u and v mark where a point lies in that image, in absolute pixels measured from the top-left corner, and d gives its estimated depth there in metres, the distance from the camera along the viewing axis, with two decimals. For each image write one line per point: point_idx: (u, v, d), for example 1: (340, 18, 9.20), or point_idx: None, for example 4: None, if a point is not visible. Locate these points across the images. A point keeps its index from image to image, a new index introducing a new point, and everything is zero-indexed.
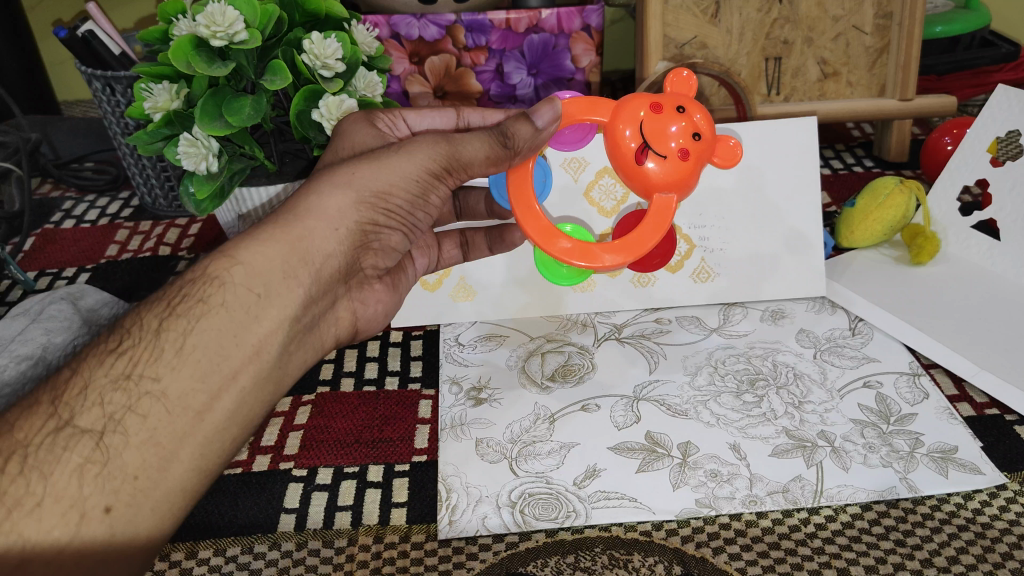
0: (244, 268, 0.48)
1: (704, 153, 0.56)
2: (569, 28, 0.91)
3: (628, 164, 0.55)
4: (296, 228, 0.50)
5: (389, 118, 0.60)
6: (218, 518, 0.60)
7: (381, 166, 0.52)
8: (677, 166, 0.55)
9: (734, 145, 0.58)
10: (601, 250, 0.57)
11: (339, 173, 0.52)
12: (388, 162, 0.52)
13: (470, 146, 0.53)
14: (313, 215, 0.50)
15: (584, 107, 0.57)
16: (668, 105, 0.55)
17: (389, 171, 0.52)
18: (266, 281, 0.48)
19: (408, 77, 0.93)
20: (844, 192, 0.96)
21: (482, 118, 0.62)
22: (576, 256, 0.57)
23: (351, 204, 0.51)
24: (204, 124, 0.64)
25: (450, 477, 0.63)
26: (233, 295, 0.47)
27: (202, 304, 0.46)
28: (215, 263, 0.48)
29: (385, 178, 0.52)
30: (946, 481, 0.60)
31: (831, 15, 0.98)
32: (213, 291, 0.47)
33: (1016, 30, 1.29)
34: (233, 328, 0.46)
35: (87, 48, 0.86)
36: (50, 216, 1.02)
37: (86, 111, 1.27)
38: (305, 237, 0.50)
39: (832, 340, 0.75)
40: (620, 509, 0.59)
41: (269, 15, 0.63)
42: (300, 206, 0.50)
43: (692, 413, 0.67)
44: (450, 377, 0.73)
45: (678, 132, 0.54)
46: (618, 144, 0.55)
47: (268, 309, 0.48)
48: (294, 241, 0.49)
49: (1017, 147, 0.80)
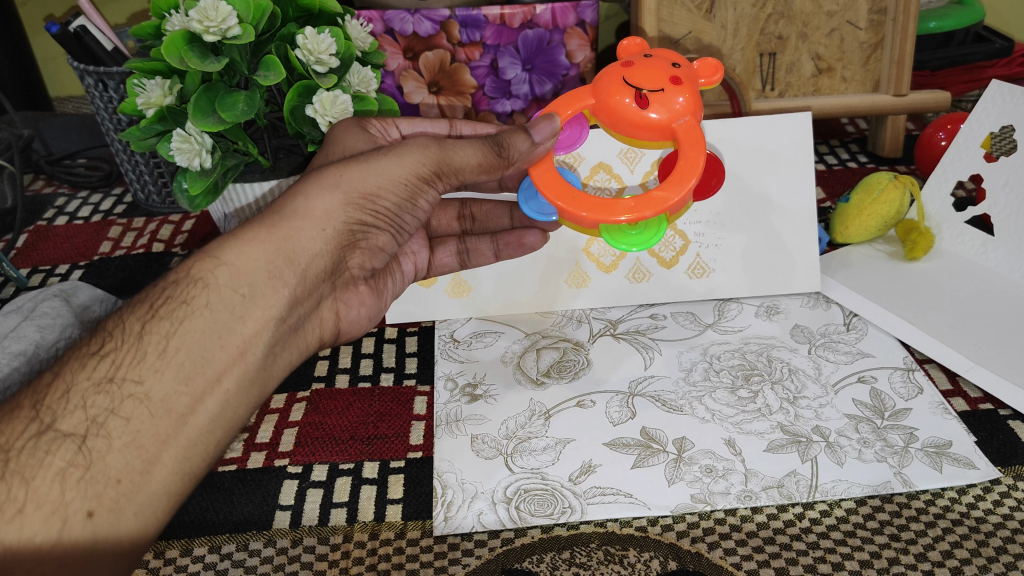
0: (228, 269, 0.48)
1: (692, 76, 0.58)
2: (563, 24, 0.91)
3: (638, 114, 0.57)
4: (282, 228, 0.50)
5: (382, 124, 0.63)
6: (214, 514, 0.60)
7: (369, 168, 0.54)
8: (676, 91, 0.56)
9: (712, 64, 0.61)
10: (663, 193, 0.56)
11: (330, 173, 0.53)
12: (377, 165, 0.54)
13: (461, 151, 0.55)
14: (299, 215, 0.51)
15: (566, 103, 0.59)
16: (637, 61, 0.59)
17: (377, 173, 0.54)
18: (251, 281, 0.49)
19: (402, 73, 0.93)
20: (838, 187, 0.96)
21: (472, 130, 0.68)
22: (643, 209, 0.55)
23: (340, 205, 0.53)
24: (197, 120, 0.63)
25: (445, 473, 0.63)
26: (218, 296, 0.47)
27: (186, 306, 0.46)
28: (199, 265, 0.48)
29: (374, 180, 0.54)
30: (939, 476, 0.60)
31: (825, 10, 0.98)
32: (197, 292, 0.47)
33: (1009, 25, 1.29)
34: (217, 329, 0.47)
35: (79, 43, 0.85)
36: (43, 213, 1.01)
37: (78, 107, 1.26)
38: (290, 236, 0.51)
39: (826, 335, 0.75)
40: (615, 505, 0.59)
41: (262, 10, 0.63)
42: (287, 207, 0.51)
43: (687, 408, 0.67)
44: (445, 373, 0.72)
45: (659, 76, 0.57)
46: (618, 107, 0.57)
47: (254, 310, 0.48)
48: (280, 241, 0.50)
49: (1010, 143, 0.79)
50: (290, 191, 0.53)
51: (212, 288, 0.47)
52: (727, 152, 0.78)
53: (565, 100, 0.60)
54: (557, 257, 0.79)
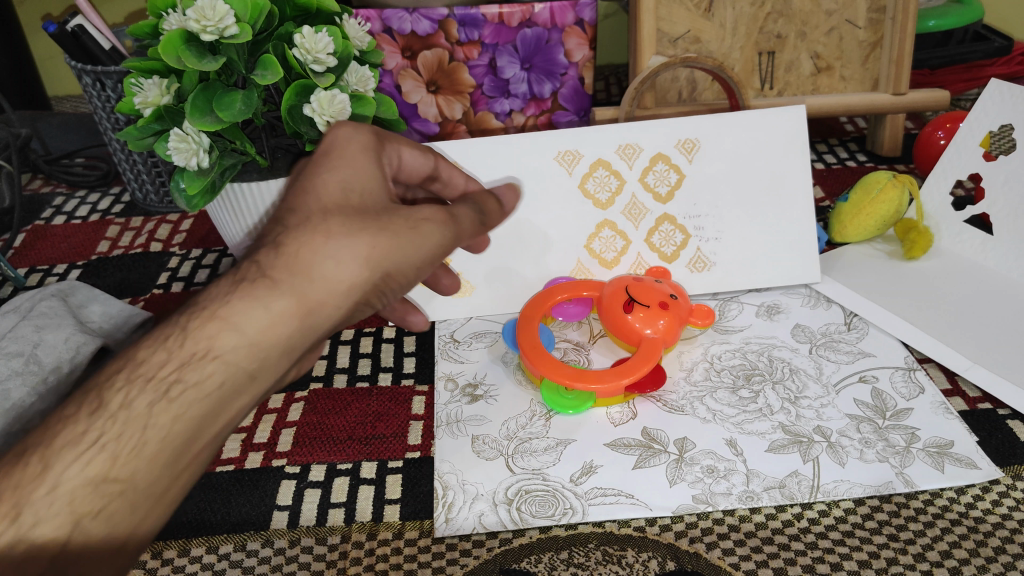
0: (240, 333, 0.39)
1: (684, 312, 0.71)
2: (562, 23, 0.91)
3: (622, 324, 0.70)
4: (303, 289, 0.41)
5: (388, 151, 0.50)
6: (211, 514, 0.60)
7: (404, 243, 0.45)
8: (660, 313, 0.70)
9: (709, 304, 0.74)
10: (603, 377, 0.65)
11: (363, 220, 0.43)
12: (408, 238, 0.45)
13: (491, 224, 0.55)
14: (314, 278, 0.41)
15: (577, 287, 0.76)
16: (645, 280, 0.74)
17: (406, 254, 0.45)
18: (264, 357, 0.40)
19: (400, 72, 0.92)
20: (838, 186, 0.97)
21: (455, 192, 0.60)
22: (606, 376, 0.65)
23: (358, 276, 0.43)
24: (194, 119, 0.62)
25: (446, 474, 0.62)
26: (227, 373, 0.39)
27: (187, 381, 0.38)
28: (204, 325, 0.39)
29: (398, 260, 0.45)
30: (942, 476, 0.60)
31: (824, 9, 0.98)
32: (208, 367, 0.39)
33: (1009, 24, 1.29)
34: (210, 413, 0.39)
35: (76, 42, 0.85)
36: (40, 212, 1.00)
37: (76, 106, 1.25)
38: (314, 308, 0.41)
39: (828, 335, 0.75)
40: (617, 505, 0.59)
41: (259, 9, 0.62)
42: (300, 260, 0.41)
43: (689, 408, 0.67)
44: (445, 373, 0.72)
45: (657, 304, 0.70)
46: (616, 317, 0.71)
47: (242, 394, 0.40)
48: (303, 306, 0.41)
49: (1009, 142, 0.79)
50: (307, 231, 0.42)
51: (231, 362, 0.39)
52: (721, 143, 0.79)
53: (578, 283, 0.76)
54: (557, 254, 0.78)
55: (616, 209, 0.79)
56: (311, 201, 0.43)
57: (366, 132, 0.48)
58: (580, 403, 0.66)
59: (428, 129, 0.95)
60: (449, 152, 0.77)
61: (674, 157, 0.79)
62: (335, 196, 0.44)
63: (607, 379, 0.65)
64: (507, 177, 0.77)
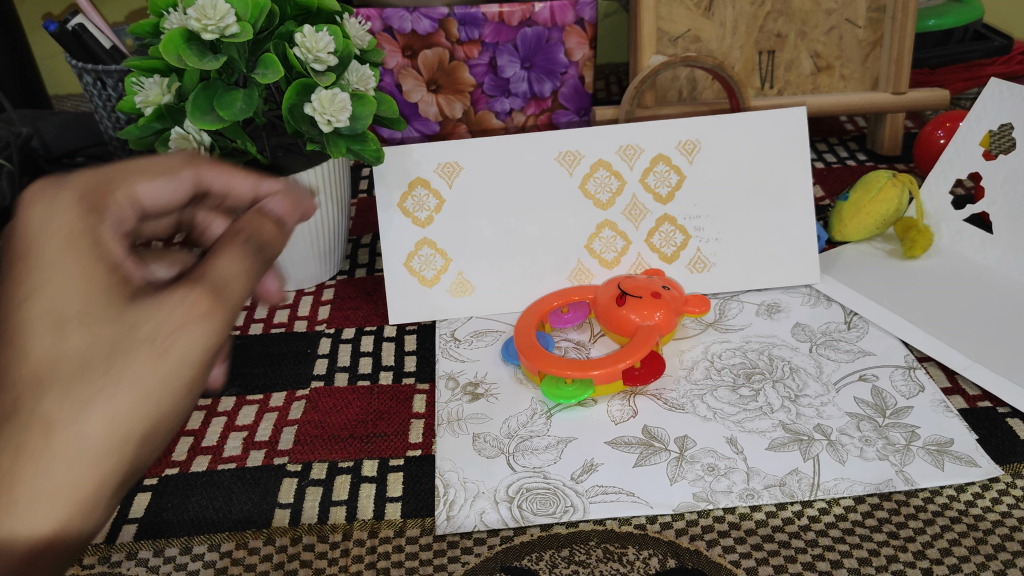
0: None
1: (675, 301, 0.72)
2: (563, 22, 0.92)
3: (616, 315, 0.71)
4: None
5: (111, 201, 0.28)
6: (214, 513, 0.60)
7: (120, 404, 0.24)
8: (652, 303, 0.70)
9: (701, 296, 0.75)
10: (598, 365, 0.66)
11: (89, 381, 0.24)
12: (127, 396, 0.24)
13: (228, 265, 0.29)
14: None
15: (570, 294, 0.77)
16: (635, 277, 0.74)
17: (129, 409, 0.24)
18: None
19: (401, 71, 0.92)
20: (837, 185, 0.98)
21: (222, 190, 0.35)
22: (603, 364, 0.67)
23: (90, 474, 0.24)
24: (195, 118, 0.63)
25: (447, 472, 0.62)
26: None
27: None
28: None
29: (129, 421, 0.24)
30: (942, 474, 0.60)
31: (824, 9, 0.98)
32: None
33: (1009, 23, 1.29)
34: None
35: (77, 41, 0.85)
36: None
37: (77, 105, 1.25)
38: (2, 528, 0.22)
39: (828, 334, 0.75)
40: (618, 503, 0.59)
41: (260, 8, 0.62)
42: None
43: (689, 406, 0.67)
44: (446, 372, 0.72)
45: (653, 296, 0.71)
46: (608, 313, 0.72)
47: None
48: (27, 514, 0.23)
49: (1009, 141, 0.79)
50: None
51: None
52: (722, 145, 0.79)
53: (571, 289, 0.77)
54: (557, 254, 0.78)
55: (617, 210, 0.79)
56: (15, 361, 0.23)
57: (64, 198, 0.27)
58: (580, 393, 0.67)
59: (428, 128, 0.95)
60: (449, 152, 0.77)
61: (674, 157, 0.79)
62: (54, 309, 0.24)
63: (606, 364, 0.66)
64: (506, 178, 0.77)
